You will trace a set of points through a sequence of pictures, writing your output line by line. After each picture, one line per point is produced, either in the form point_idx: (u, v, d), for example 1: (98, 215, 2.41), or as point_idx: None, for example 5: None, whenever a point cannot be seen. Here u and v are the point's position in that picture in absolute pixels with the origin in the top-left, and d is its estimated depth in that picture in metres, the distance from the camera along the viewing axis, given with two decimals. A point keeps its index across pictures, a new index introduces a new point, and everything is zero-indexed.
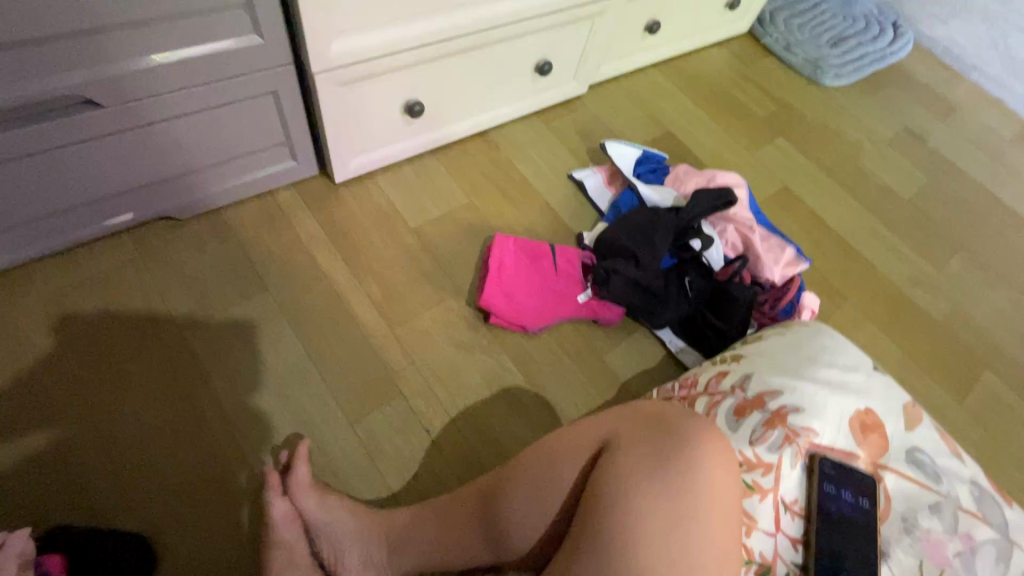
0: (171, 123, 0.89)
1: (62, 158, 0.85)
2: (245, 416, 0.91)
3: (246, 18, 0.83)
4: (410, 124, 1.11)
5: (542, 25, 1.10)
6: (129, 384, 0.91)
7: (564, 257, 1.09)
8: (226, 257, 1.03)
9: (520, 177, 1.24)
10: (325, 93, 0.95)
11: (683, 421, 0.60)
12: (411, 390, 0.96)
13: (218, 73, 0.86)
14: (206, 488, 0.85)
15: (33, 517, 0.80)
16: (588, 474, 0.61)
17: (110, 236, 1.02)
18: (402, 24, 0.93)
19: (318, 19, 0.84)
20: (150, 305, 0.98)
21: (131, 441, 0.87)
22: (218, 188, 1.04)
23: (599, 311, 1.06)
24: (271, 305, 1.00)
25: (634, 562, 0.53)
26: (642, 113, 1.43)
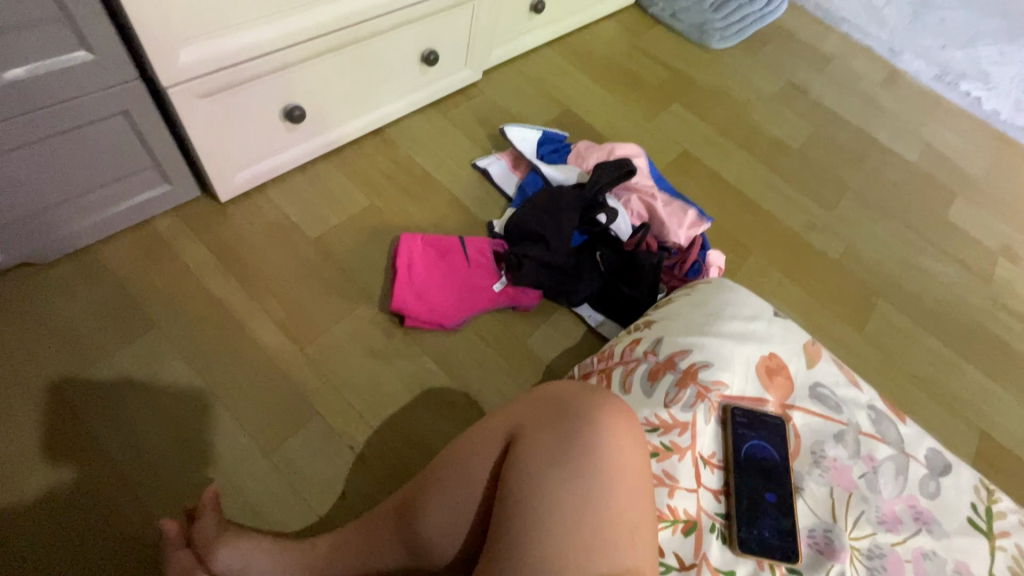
0: (2, 159, 0.79)
1: None
2: (146, 465, 0.84)
3: (70, 33, 0.74)
4: (293, 130, 1.05)
5: (418, 13, 1.07)
6: (2, 453, 0.81)
7: (474, 248, 1.07)
8: (104, 298, 0.94)
9: (422, 172, 1.21)
10: (185, 107, 0.87)
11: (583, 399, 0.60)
12: (330, 408, 0.92)
13: (49, 97, 0.77)
14: (110, 550, 0.78)
15: None
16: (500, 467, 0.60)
17: None
18: (259, 24, 0.86)
19: (157, 26, 0.76)
20: (17, 362, 0.87)
21: (13, 515, 0.78)
22: (83, 223, 0.94)
23: (515, 298, 1.06)
24: (163, 343, 0.92)
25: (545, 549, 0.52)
26: (539, 94, 1.43)
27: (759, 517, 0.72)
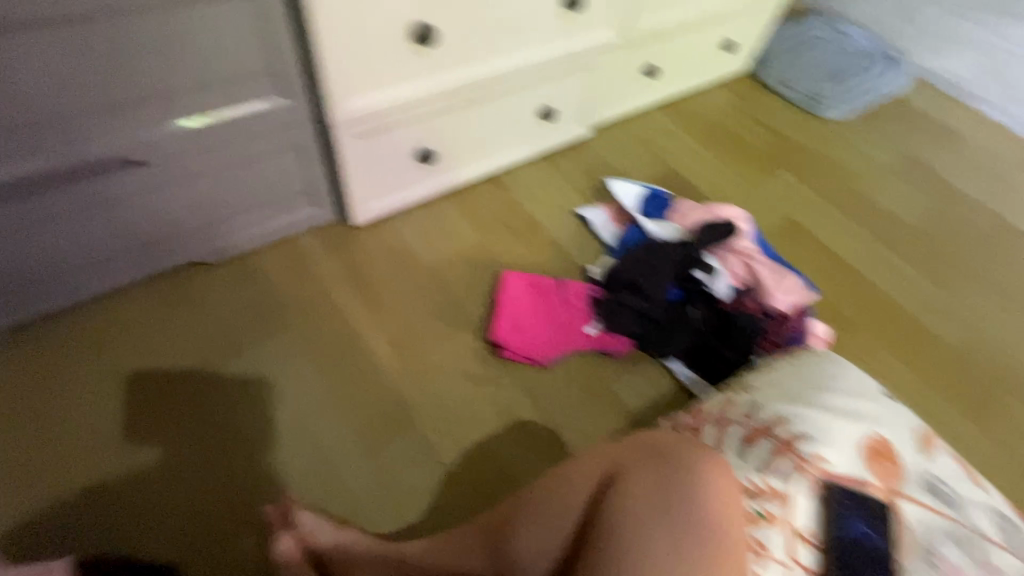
0: (204, 176, 0.99)
1: (118, 206, 0.95)
2: (267, 445, 0.95)
3: (273, 83, 0.93)
4: (423, 170, 1.18)
5: (545, 75, 1.18)
6: (161, 414, 0.96)
7: (571, 291, 1.12)
8: (253, 297, 1.10)
9: (529, 216, 1.30)
10: (343, 143, 1.02)
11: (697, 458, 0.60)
12: (425, 424, 0.98)
13: (248, 130, 0.96)
14: (229, 512, 0.89)
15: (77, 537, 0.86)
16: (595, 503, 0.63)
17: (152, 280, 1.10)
18: (414, 81, 1.00)
19: (338, 81, 0.92)
20: (184, 341, 1.04)
21: (162, 466, 0.92)
22: (247, 234, 1.11)
23: (608, 343, 1.09)
24: (293, 341, 1.06)
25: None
26: (645, 152, 1.49)
27: None
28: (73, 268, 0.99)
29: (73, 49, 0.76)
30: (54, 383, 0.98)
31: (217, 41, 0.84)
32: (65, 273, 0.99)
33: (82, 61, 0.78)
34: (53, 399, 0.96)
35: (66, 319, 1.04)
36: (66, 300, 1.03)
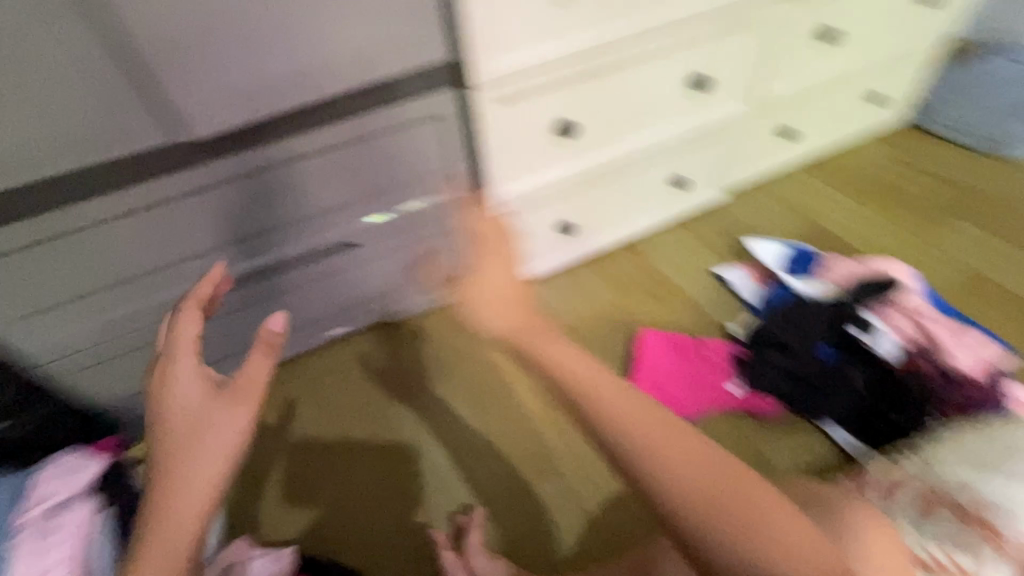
0: (393, 256, 1.16)
1: (329, 286, 1.14)
2: (438, 482, 1.06)
3: (450, 179, 1.09)
4: (565, 239, 1.33)
5: (677, 147, 1.29)
6: (357, 445, 1.12)
7: (713, 350, 1.16)
8: (425, 351, 1.25)
9: (665, 277, 1.36)
10: (500, 222, 1.21)
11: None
12: (569, 470, 1.06)
13: (431, 217, 1.13)
14: (408, 541, 1.01)
15: (291, 539, 1.02)
16: None
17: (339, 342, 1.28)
18: (560, 167, 1.18)
19: (503, 174, 1.11)
20: (376, 386, 1.20)
21: (359, 488, 1.07)
22: (418, 301, 1.28)
23: (754, 405, 1.08)
24: (458, 390, 1.19)
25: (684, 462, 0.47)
26: (786, 211, 1.48)
27: None
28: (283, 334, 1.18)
29: (328, 169, 0.96)
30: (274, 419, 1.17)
31: (425, 145, 1.02)
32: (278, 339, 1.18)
33: (332, 171, 0.97)
34: (268, 436, 1.14)
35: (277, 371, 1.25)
36: (280, 359, 1.21)
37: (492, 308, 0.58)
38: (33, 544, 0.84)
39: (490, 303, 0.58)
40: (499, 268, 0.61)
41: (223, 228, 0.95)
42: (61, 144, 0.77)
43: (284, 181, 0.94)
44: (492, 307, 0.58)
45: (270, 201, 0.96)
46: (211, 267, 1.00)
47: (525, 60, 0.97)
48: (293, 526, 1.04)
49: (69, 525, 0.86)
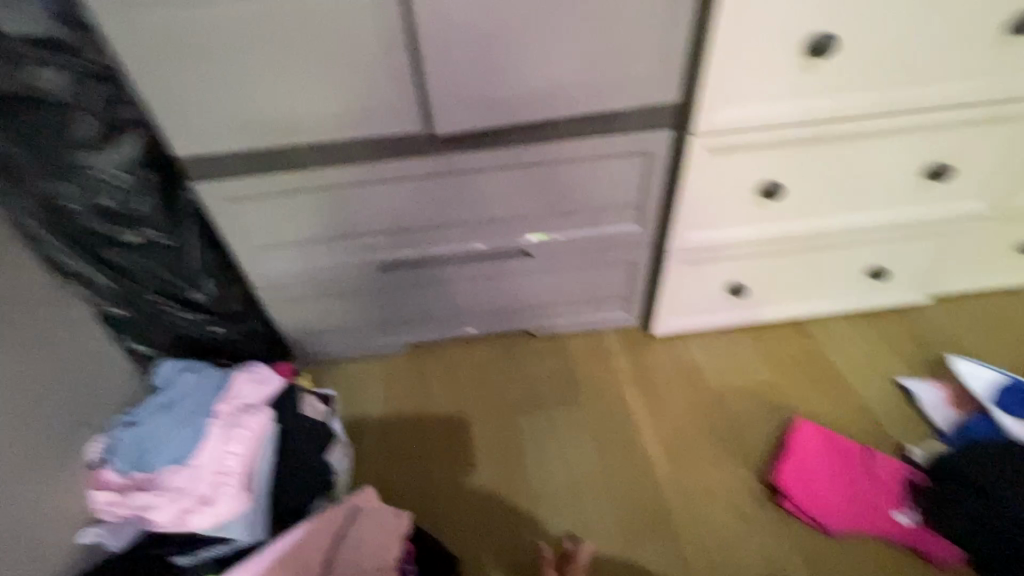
0: (557, 273, 1.21)
1: (493, 284, 1.22)
2: (545, 499, 1.06)
3: (635, 213, 1.11)
4: (729, 301, 1.26)
5: (889, 236, 1.16)
6: (478, 438, 1.18)
7: (882, 466, 1.01)
8: (559, 371, 1.28)
9: (835, 369, 1.22)
10: (670, 267, 1.18)
11: None
12: (684, 538, 0.99)
13: (605, 245, 1.15)
14: (506, 546, 1.02)
15: (403, 503, 1.10)
16: None
17: (483, 338, 1.36)
18: (750, 227, 1.12)
19: (689, 220, 1.10)
20: (507, 387, 1.26)
21: (470, 477, 1.12)
22: (565, 321, 1.32)
23: (925, 543, 0.93)
24: (582, 417, 1.18)
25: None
26: (1007, 335, 1.25)
27: None
28: (440, 316, 1.28)
29: (530, 181, 1.03)
30: (414, 389, 1.29)
31: (622, 179, 1.05)
32: (434, 319, 1.29)
33: (534, 184, 1.04)
34: (408, 402, 1.26)
35: (424, 347, 1.36)
36: (432, 337, 1.33)
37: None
38: (220, 433, 0.98)
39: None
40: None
41: (427, 214, 1.07)
42: (331, 117, 0.91)
43: (489, 186, 1.04)
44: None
45: (472, 200, 1.06)
46: (408, 244, 1.13)
47: (755, 115, 0.94)
48: (408, 492, 1.12)
49: (248, 428, 0.99)
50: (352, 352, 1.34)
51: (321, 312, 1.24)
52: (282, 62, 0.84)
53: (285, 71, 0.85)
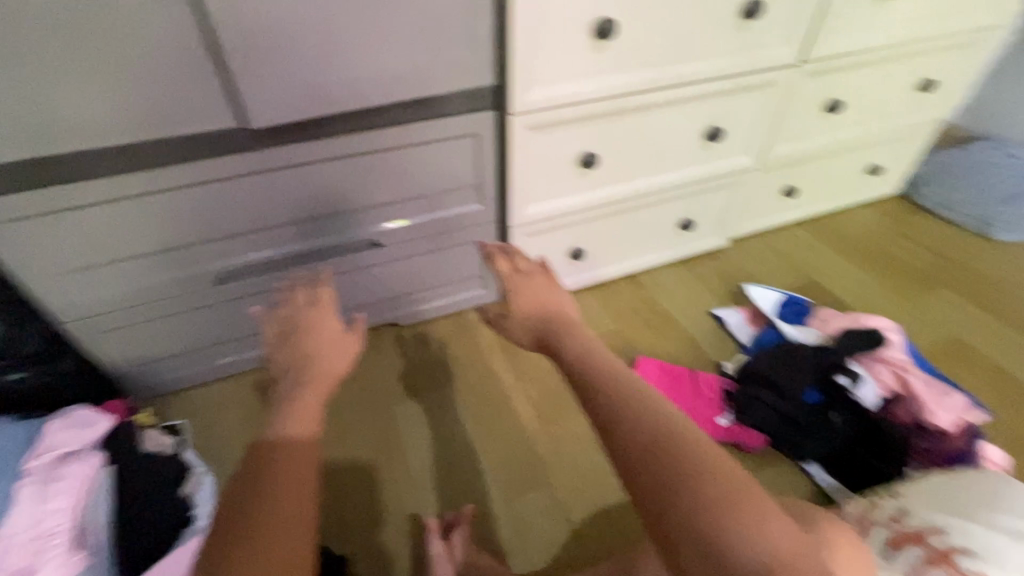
0: (413, 259, 1.23)
1: (349, 279, 1.20)
2: (425, 479, 1.09)
3: (475, 192, 1.17)
4: (573, 265, 1.40)
5: (687, 191, 1.37)
6: (351, 436, 1.15)
7: (704, 382, 1.21)
8: (428, 356, 1.31)
9: (664, 311, 1.42)
10: (516, 240, 1.27)
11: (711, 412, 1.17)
12: (557, 481, 1.08)
13: (452, 227, 1.20)
14: (391, 534, 1.02)
15: None
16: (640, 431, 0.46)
17: None
18: (576, 195, 1.25)
19: (521, 195, 1.19)
20: (378, 382, 1.25)
21: (346, 476, 1.09)
22: (428, 306, 1.34)
23: (739, 436, 1.12)
24: (455, 394, 1.23)
25: (619, 407, 0.47)
26: (784, 263, 1.56)
27: None
28: None
29: (366, 171, 1.04)
30: None
31: (458, 161, 1.10)
32: None
33: (370, 174, 1.05)
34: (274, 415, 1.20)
35: None
36: None
37: (528, 297, 0.67)
38: (34, 493, 0.85)
39: (531, 297, 0.67)
40: (549, 288, 0.68)
41: (262, 215, 1.02)
42: (116, 118, 0.82)
43: (324, 177, 1.02)
44: (533, 299, 0.67)
45: (307, 194, 1.03)
46: (246, 248, 1.06)
47: (562, 92, 1.05)
48: None
49: (71, 479, 0.88)
50: (202, 375, 1.23)
51: (153, 338, 1.12)
52: (35, 57, 0.73)
53: (41, 67, 0.74)
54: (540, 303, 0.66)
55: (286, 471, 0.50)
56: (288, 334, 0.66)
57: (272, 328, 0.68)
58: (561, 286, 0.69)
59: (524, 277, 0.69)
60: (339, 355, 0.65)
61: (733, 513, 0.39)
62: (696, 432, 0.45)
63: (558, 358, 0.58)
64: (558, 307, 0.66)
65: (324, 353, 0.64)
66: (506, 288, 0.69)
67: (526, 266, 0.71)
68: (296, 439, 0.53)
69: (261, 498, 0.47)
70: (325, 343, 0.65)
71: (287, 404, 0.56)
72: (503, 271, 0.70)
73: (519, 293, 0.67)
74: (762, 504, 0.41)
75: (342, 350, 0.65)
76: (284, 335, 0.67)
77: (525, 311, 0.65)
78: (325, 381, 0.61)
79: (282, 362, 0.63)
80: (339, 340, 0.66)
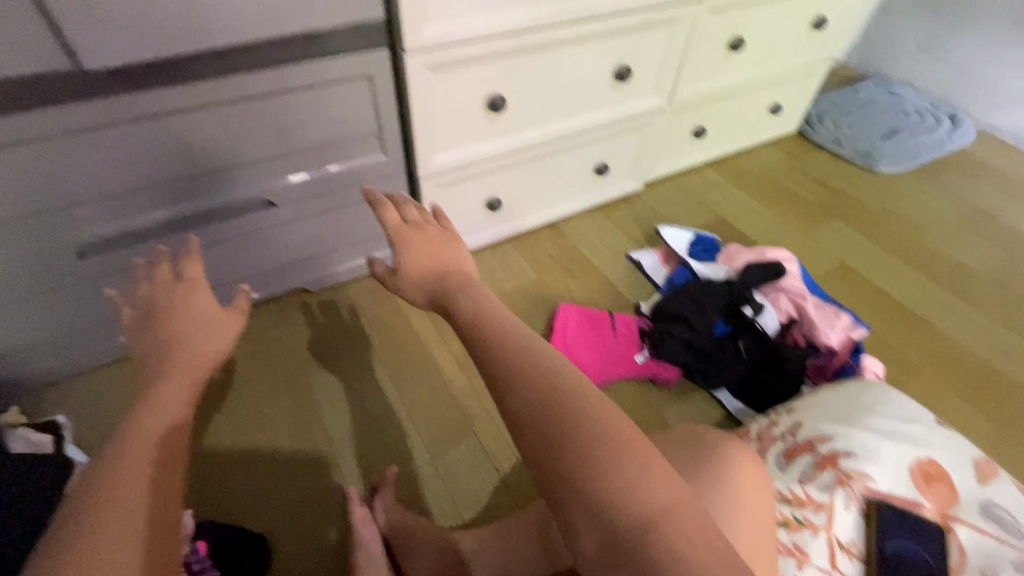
0: (315, 217, 1.13)
1: (244, 243, 1.09)
2: (348, 446, 1.05)
3: (376, 141, 1.08)
4: (490, 216, 1.36)
5: (600, 134, 1.35)
6: (264, 412, 1.08)
7: (622, 322, 1.24)
8: (343, 321, 1.24)
9: (583, 257, 1.43)
10: (426, 192, 1.21)
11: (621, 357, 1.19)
12: (484, 432, 1.08)
13: (356, 180, 1.11)
14: (314, 505, 0.98)
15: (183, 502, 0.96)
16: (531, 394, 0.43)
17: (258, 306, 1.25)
18: (487, 142, 1.20)
19: (427, 142, 1.12)
20: (289, 353, 1.18)
21: (261, 454, 1.03)
22: (341, 267, 1.26)
23: (656, 371, 1.17)
24: (374, 357, 1.18)
25: (509, 364, 0.46)
26: (695, 203, 1.61)
27: None
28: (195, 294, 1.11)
29: (244, 120, 0.92)
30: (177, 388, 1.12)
31: (353, 106, 1.00)
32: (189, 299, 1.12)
33: (250, 124, 0.93)
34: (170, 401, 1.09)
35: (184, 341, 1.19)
36: None
37: (421, 253, 0.60)
38: None
39: (424, 254, 0.60)
40: (444, 242, 0.62)
41: (125, 174, 0.89)
42: None
43: (196, 127, 0.89)
44: (425, 255, 0.60)
45: (178, 148, 0.90)
46: (113, 215, 0.93)
47: (462, 27, 0.97)
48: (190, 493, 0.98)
49: None
50: (81, 362, 1.10)
51: (10, 325, 0.97)
52: None
53: None
54: (435, 258, 0.60)
55: (129, 462, 0.42)
56: (155, 313, 0.60)
57: (135, 310, 0.62)
58: (458, 240, 0.63)
59: (415, 230, 0.62)
60: (215, 334, 0.60)
61: (607, 461, 0.40)
62: (583, 386, 0.45)
63: (452, 319, 0.54)
64: (454, 264, 0.60)
65: (199, 332, 0.58)
66: (395, 242, 0.62)
67: (417, 217, 0.64)
68: (159, 424, 0.46)
69: (102, 480, 0.40)
70: (202, 322, 0.60)
71: (150, 389, 0.50)
72: (392, 223, 0.63)
73: (411, 249, 0.60)
74: (647, 460, 0.41)
75: (221, 330, 0.61)
76: (150, 319, 0.59)
77: (418, 269, 0.59)
78: (198, 363, 0.55)
79: (146, 345, 0.56)
80: (218, 320, 0.62)
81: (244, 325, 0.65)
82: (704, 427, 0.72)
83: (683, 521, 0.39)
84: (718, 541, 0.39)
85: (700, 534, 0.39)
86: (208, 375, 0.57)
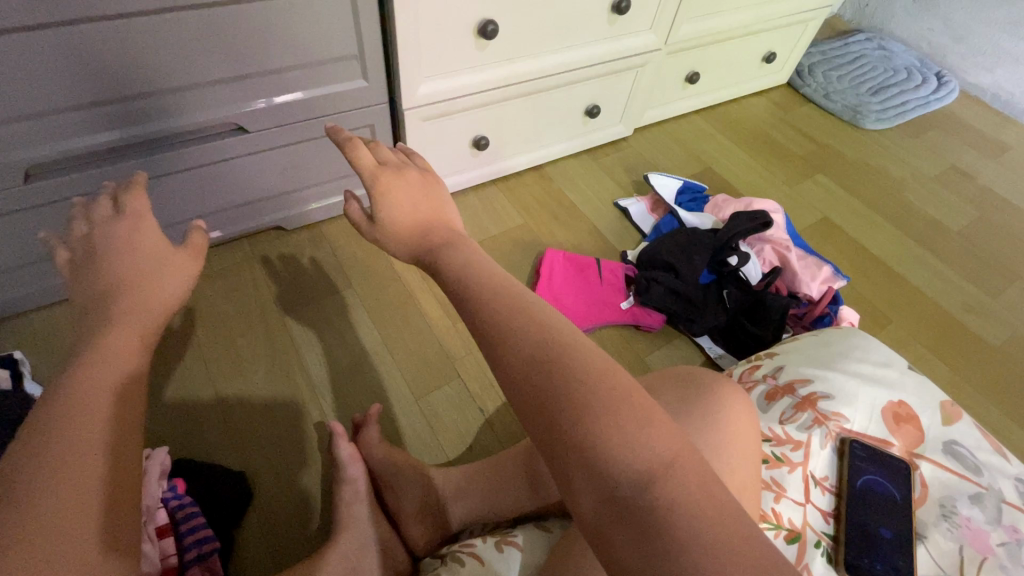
0: (289, 147, 1.06)
1: (212, 173, 1.01)
2: (328, 389, 1.03)
3: (356, 66, 1.00)
4: (476, 155, 1.30)
5: (592, 73, 1.29)
6: (238, 355, 1.04)
7: (608, 269, 1.22)
8: (323, 261, 1.19)
9: (570, 203, 1.39)
10: (409, 126, 1.14)
11: (607, 302, 1.18)
12: (467, 373, 1.08)
13: (333, 108, 1.03)
14: (291, 448, 0.96)
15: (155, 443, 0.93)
16: (519, 347, 0.42)
17: (229, 243, 1.18)
18: (474, 73, 1.12)
19: (411, 69, 1.04)
20: (262, 294, 1.13)
21: (236, 397, 1.00)
22: (317, 204, 1.20)
23: (640, 317, 1.18)
24: (354, 299, 1.14)
25: (505, 312, 0.44)
26: (684, 152, 1.58)
27: (872, 549, 0.72)
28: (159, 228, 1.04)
29: (206, 31, 0.83)
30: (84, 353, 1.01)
31: (328, 23, 0.92)
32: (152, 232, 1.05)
33: (214, 37, 0.84)
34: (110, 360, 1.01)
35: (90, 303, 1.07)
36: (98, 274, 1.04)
37: (403, 203, 0.55)
38: None
39: (406, 203, 0.55)
40: (425, 187, 0.57)
41: (73, 86, 0.80)
42: None
43: (152, 36, 0.80)
44: (409, 205, 0.55)
45: (133, 58, 0.81)
46: (61, 132, 0.84)
47: None
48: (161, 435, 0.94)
49: None
50: (29, 300, 1.02)
51: None
52: None
53: None
54: (418, 210, 0.55)
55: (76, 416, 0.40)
56: (95, 253, 0.54)
57: (73, 252, 0.56)
58: (439, 184, 0.58)
59: (393, 175, 0.56)
60: (172, 273, 0.55)
61: (606, 420, 0.38)
62: (579, 336, 0.43)
63: (439, 275, 0.50)
64: (438, 217, 0.55)
65: (142, 278, 0.52)
66: (370, 188, 0.55)
67: (391, 159, 0.58)
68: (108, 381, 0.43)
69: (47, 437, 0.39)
70: (147, 264, 0.54)
71: (103, 341, 0.46)
72: (366, 167, 0.56)
73: (392, 198, 0.55)
74: (642, 412, 0.40)
75: (174, 273, 0.55)
76: (101, 252, 0.54)
77: (401, 222, 0.54)
78: (152, 311, 0.51)
79: (103, 280, 0.51)
80: (168, 261, 0.55)
81: (201, 267, 0.60)
82: (690, 369, 0.72)
83: (687, 476, 0.38)
84: (720, 492, 0.38)
85: (703, 485, 0.38)
86: (168, 318, 0.53)
